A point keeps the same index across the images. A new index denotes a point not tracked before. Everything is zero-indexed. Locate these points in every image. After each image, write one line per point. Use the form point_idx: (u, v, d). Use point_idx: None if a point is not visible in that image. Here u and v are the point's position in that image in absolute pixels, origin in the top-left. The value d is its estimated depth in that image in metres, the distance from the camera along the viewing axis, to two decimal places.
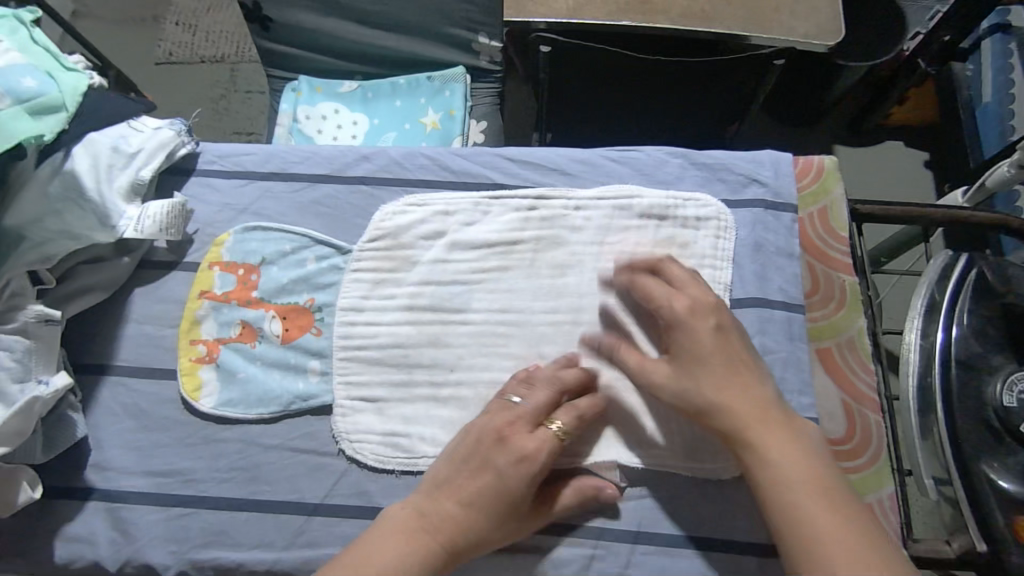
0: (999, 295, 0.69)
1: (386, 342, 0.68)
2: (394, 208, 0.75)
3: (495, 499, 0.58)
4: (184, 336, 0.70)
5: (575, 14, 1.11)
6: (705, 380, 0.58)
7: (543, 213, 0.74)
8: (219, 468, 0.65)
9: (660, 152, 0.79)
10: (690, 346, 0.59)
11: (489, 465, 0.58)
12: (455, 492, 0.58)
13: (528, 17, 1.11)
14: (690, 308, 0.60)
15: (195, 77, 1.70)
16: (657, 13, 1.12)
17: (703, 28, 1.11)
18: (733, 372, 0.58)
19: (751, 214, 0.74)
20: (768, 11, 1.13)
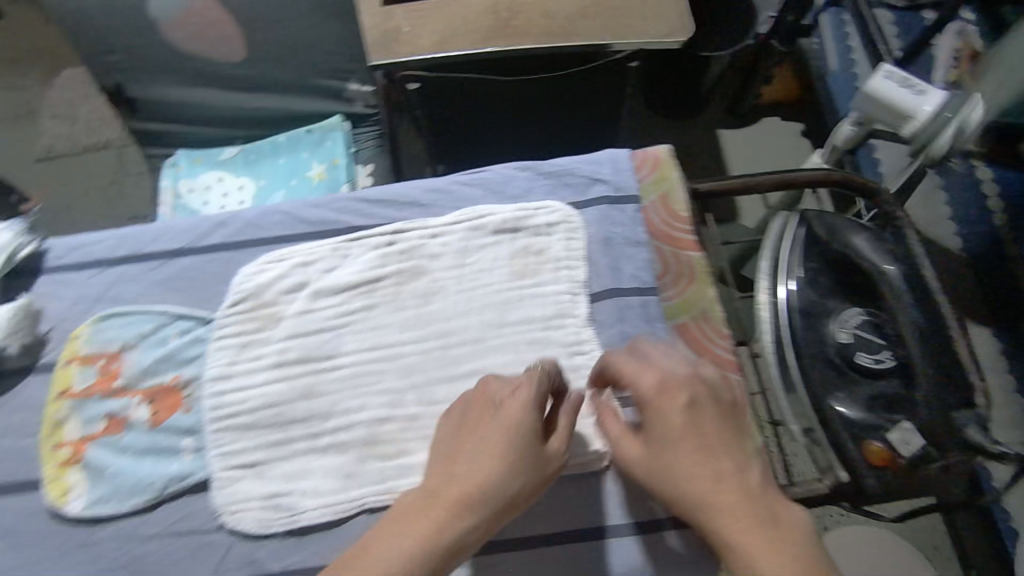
0: (820, 243, 0.75)
1: (256, 404, 0.68)
2: (253, 267, 0.75)
3: (508, 444, 0.55)
4: (46, 442, 0.67)
5: (441, 49, 1.14)
6: (683, 467, 0.54)
7: (402, 246, 0.76)
8: (97, 569, 0.62)
9: (508, 168, 0.82)
10: (667, 433, 0.55)
11: (490, 415, 0.57)
12: (464, 453, 0.56)
13: (397, 59, 1.14)
14: (659, 385, 0.56)
15: (77, 167, 1.63)
16: (517, 35, 1.15)
17: (564, 43, 1.15)
18: (710, 456, 0.54)
19: (597, 212, 0.78)
20: (620, 16, 1.17)
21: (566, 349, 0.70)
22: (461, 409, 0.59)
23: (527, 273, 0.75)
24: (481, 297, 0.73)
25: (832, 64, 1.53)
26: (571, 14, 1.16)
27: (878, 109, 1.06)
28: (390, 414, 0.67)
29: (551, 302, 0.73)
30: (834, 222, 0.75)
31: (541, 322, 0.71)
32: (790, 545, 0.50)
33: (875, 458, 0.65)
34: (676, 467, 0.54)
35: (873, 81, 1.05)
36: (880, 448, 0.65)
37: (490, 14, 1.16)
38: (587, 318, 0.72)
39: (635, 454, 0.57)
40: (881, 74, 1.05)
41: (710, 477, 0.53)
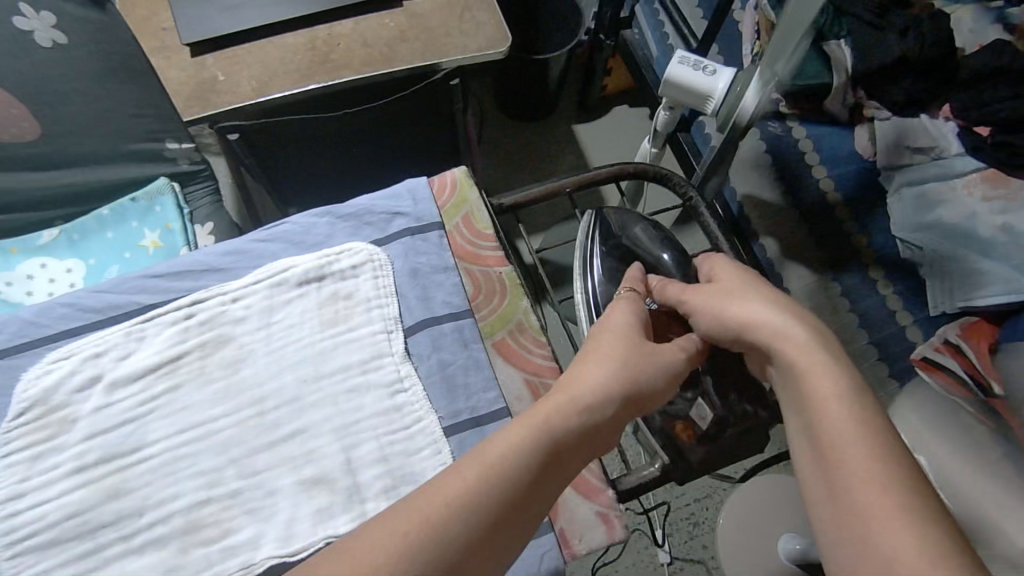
0: (621, 237, 0.80)
1: (56, 518, 0.62)
2: (37, 370, 0.70)
3: (619, 342, 0.61)
4: None
5: (261, 94, 1.10)
6: (759, 305, 0.61)
7: (202, 317, 0.73)
8: None
9: (309, 216, 0.81)
10: (742, 284, 0.65)
11: (608, 322, 0.64)
12: (587, 358, 0.61)
13: (216, 109, 1.08)
14: (733, 262, 0.70)
15: None
16: (338, 68, 1.12)
17: (388, 70, 1.12)
18: (783, 304, 0.62)
19: (402, 245, 0.79)
20: (437, 36, 1.15)
21: (387, 389, 0.70)
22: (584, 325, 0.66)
23: (338, 319, 0.74)
24: (294, 353, 0.72)
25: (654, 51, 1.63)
26: (388, 40, 1.14)
27: (684, 94, 1.10)
28: (210, 495, 0.64)
29: (367, 345, 0.73)
30: (629, 217, 0.82)
31: (357, 366, 0.71)
32: (853, 376, 0.55)
33: (682, 434, 0.73)
34: (754, 307, 0.61)
35: (671, 68, 1.08)
36: (685, 427, 0.73)
37: (307, 51, 1.13)
38: (403, 352, 0.73)
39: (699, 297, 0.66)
40: (677, 60, 1.09)
41: (784, 313, 0.60)
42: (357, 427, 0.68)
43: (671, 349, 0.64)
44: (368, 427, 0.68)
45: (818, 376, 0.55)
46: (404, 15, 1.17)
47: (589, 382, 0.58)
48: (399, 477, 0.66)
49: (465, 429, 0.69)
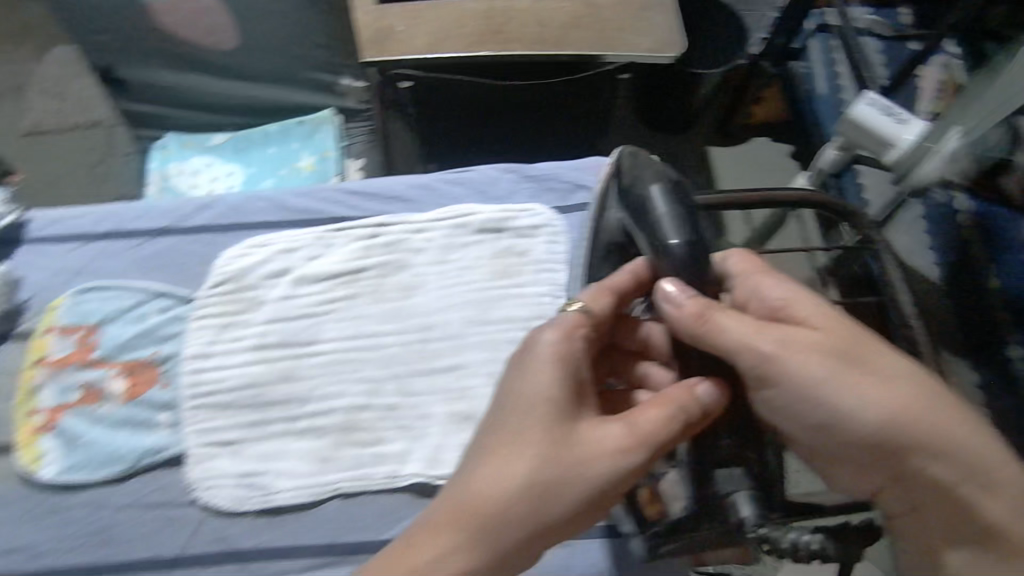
0: (620, 207, 0.57)
1: (235, 384, 0.68)
2: (235, 251, 0.76)
3: (544, 426, 0.46)
4: (19, 410, 0.67)
5: (434, 49, 1.13)
6: (874, 399, 0.46)
7: (386, 240, 0.77)
8: (66, 536, 0.62)
9: (494, 170, 0.83)
10: (828, 351, 0.47)
11: (530, 385, 0.47)
12: (507, 437, 0.47)
13: (387, 57, 1.14)
14: (799, 299, 0.49)
15: None
16: (509, 41, 1.14)
17: (555, 52, 1.14)
18: (925, 393, 0.46)
19: (580, 218, 0.80)
20: (609, 31, 1.17)
21: None
22: (516, 367, 0.49)
23: (509, 273, 0.77)
24: (464, 294, 0.75)
25: (821, 88, 1.45)
26: (560, 24, 1.15)
27: (860, 135, 0.94)
28: (368, 403, 0.68)
29: (531, 304, 0.75)
30: (637, 172, 0.54)
31: (523, 322, 0.74)
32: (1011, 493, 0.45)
33: (650, 507, 0.58)
34: (874, 402, 0.46)
35: (857, 107, 0.92)
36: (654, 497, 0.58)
37: (483, 17, 1.16)
38: None
39: (765, 353, 0.47)
40: (867, 99, 0.92)
41: (906, 412, 0.45)
42: None
43: (597, 438, 0.47)
44: None
45: (979, 489, 0.45)
46: (584, 3, 1.18)
47: (498, 494, 0.45)
48: None
49: None
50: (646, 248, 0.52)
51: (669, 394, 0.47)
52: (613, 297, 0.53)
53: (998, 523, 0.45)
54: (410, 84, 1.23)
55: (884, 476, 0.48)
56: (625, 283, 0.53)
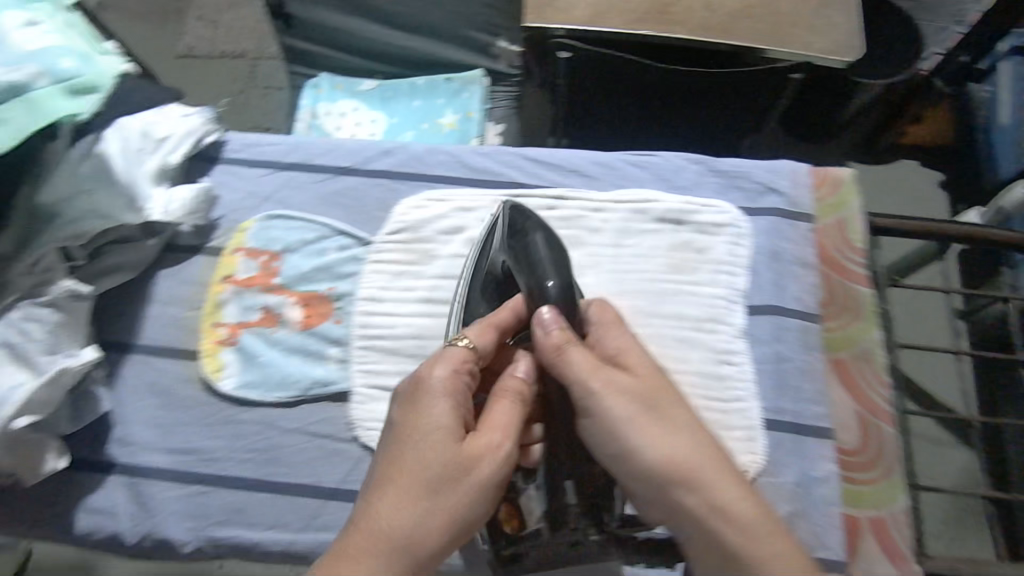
0: (507, 253, 0.59)
1: (403, 333, 0.69)
2: (413, 202, 0.76)
3: (438, 450, 0.51)
4: (205, 320, 0.71)
5: (596, 22, 1.07)
6: (670, 444, 0.51)
7: (562, 214, 0.75)
8: (239, 448, 0.65)
9: (680, 158, 0.79)
10: (643, 399, 0.53)
11: (428, 413, 0.52)
12: (411, 461, 0.50)
13: (546, 24, 1.08)
14: (623, 352, 0.55)
15: (214, 69, 1.57)
16: (673, 24, 1.08)
17: (721, 41, 1.07)
18: (712, 452, 0.52)
19: (768, 223, 0.75)
20: (780, 24, 1.08)
21: (714, 355, 0.69)
22: (411, 396, 0.53)
23: (684, 269, 0.73)
24: (636, 282, 0.72)
25: (1004, 116, 1.25)
26: (732, 12, 1.08)
27: None
28: None
29: (705, 304, 0.71)
30: (533, 222, 0.58)
31: (693, 322, 0.71)
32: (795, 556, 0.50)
33: (511, 522, 0.56)
34: (679, 453, 0.51)
35: None
36: (514, 515, 0.56)
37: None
38: (739, 328, 0.71)
39: (602, 391, 0.52)
40: None
41: (701, 464, 0.51)
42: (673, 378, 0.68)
43: (488, 439, 0.52)
44: (687, 381, 0.68)
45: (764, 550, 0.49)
46: None
47: (407, 514, 0.49)
48: None
49: (781, 430, 0.67)
50: (524, 285, 0.56)
51: (511, 384, 0.54)
52: (498, 333, 0.57)
53: None
54: (568, 56, 1.16)
55: (678, 526, 0.52)
56: (506, 317, 0.57)
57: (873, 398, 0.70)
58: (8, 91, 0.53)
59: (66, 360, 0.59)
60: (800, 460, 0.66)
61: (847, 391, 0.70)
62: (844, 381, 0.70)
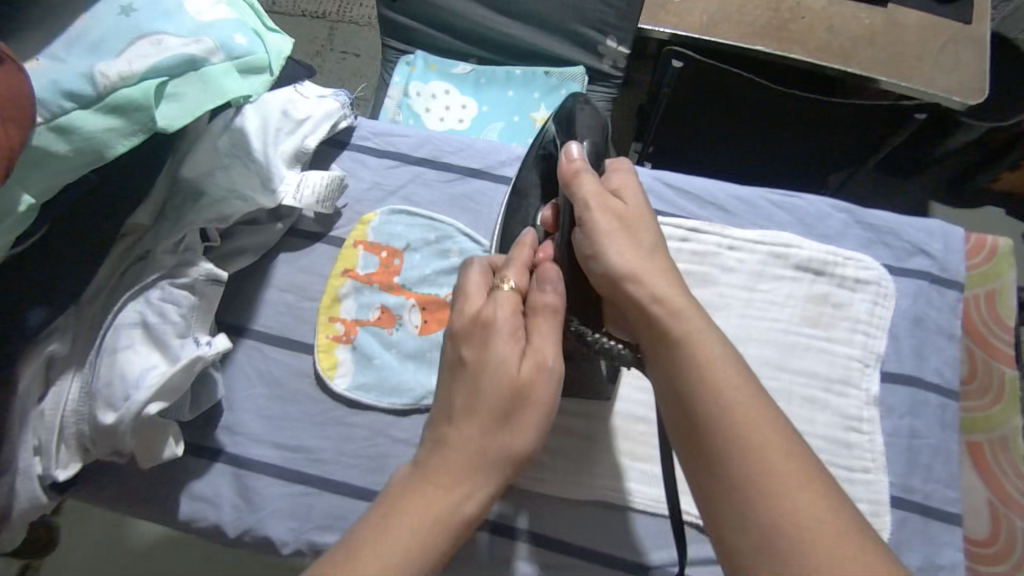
0: (555, 128, 0.66)
1: None
2: None
3: (496, 367, 0.47)
4: (323, 312, 0.70)
5: (706, 32, 0.93)
6: (628, 252, 0.51)
7: (695, 247, 0.72)
8: (347, 451, 0.65)
9: (824, 204, 0.75)
10: (614, 215, 0.53)
11: (485, 342, 0.48)
12: (476, 385, 0.47)
13: (656, 28, 0.94)
14: (615, 187, 0.55)
15: (296, 29, 1.45)
16: (790, 42, 0.92)
17: (835, 66, 0.91)
18: (671, 274, 0.50)
19: (915, 286, 0.71)
20: (907, 56, 0.92)
21: (843, 421, 0.66)
22: (459, 333, 0.49)
23: (819, 322, 0.69)
24: (766, 330, 0.69)
25: None
26: (852, 36, 0.92)
27: None
28: (646, 415, 0.66)
29: (838, 364, 0.67)
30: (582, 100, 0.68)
31: (823, 381, 0.67)
32: (758, 397, 0.44)
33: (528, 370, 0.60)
34: (636, 263, 0.50)
35: None
36: None
37: (769, 8, 0.94)
38: (874, 395, 0.67)
39: (590, 209, 0.53)
40: None
41: (659, 278, 0.49)
42: (800, 439, 0.65)
43: (535, 359, 0.47)
44: (811, 444, 0.65)
45: (716, 372, 0.45)
46: (885, 16, 0.94)
47: (479, 437, 0.46)
48: None
49: (910, 511, 0.64)
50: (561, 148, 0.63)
51: (537, 301, 0.51)
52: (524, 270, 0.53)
53: (727, 412, 0.44)
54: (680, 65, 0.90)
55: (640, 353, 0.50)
56: (529, 256, 0.55)
57: (1010, 489, 0.66)
58: (187, 65, 0.52)
59: (200, 348, 0.58)
60: (926, 544, 0.62)
61: (983, 480, 0.67)
62: (981, 467, 0.67)
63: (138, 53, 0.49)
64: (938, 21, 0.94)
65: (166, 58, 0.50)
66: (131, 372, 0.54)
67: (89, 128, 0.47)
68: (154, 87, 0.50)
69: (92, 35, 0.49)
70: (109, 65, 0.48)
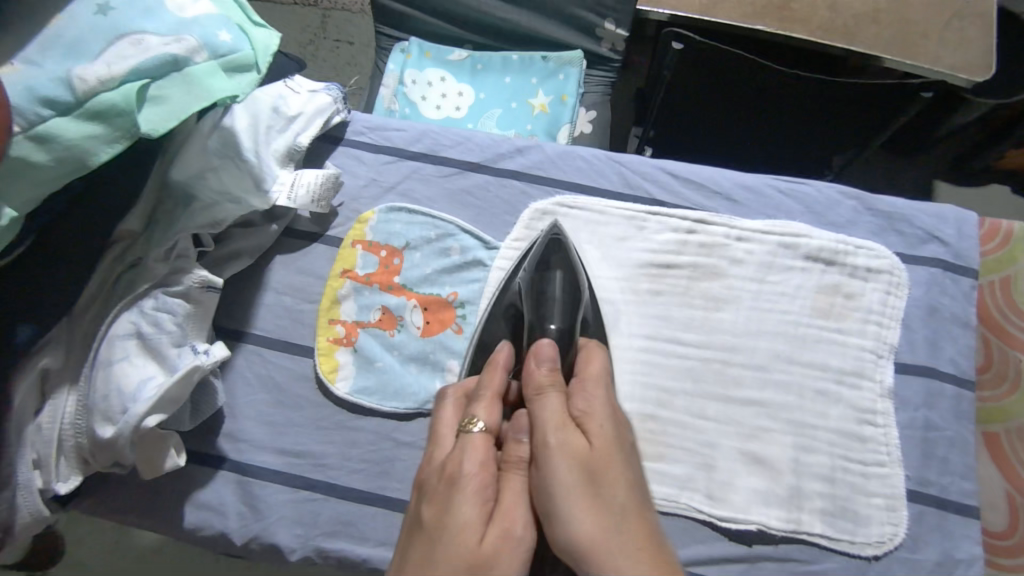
0: (527, 277, 0.62)
1: None
2: (542, 208, 0.72)
3: (455, 549, 0.40)
4: (322, 315, 0.68)
5: (707, 12, 0.89)
6: (594, 514, 0.41)
7: (702, 239, 0.70)
8: (351, 456, 0.63)
9: (835, 190, 0.73)
10: (585, 447, 0.44)
11: (446, 507, 0.42)
12: (432, 565, 0.40)
13: (656, 9, 0.90)
14: (586, 405, 0.46)
15: (285, 18, 1.42)
16: (792, 21, 0.89)
17: (839, 44, 0.88)
18: (643, 550, 0.40)
19: (928, 273, 0.70)
20: (914, 33, 0.89)
21: (856, 414, 0.64)
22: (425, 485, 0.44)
23: (831, 314, 0.68)
24: (777, 322, 0.67)
25: None
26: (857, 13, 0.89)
27: None
28: (654, 413, 0.65)
29: (850, 356, 0.66)
30: (559, 258, 0.63)
31: (836, 373, 0.65)
32: None
33: None
34: (602, 536, 0.40)
35: None
36: None
37: None
38: (888, 387, 0.65)
39: (551, 434, 0.44)
40: None
41: (631, 558, 0.40)
42: (811, 434, 0.64)
43: (502, 530, 0.41)
44: (824, 439, 0.63)
45: None
46: None
47: None
48: (839, 508, 0.62)
49: (926, 505, 0.62)
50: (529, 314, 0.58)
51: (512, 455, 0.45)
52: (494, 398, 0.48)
53: None
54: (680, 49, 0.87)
55: None
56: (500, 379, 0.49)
57: None
58: (170, 66, 0.50)
59: (197, 357, 0.56)
60: (942, 536, 0.61)
61: (1002, 469, 0.66)
62: (998, 456, 0.66)
63: (118, 54, 0.48)
64: None
65: (147, 59, 0.49)
66: (128, 384, 0.53)
67: (68, 135, 0.45)
68: (136, 88, 0.48)
69: (67, 36, 0.47)
70: (88, 68, 0.46)
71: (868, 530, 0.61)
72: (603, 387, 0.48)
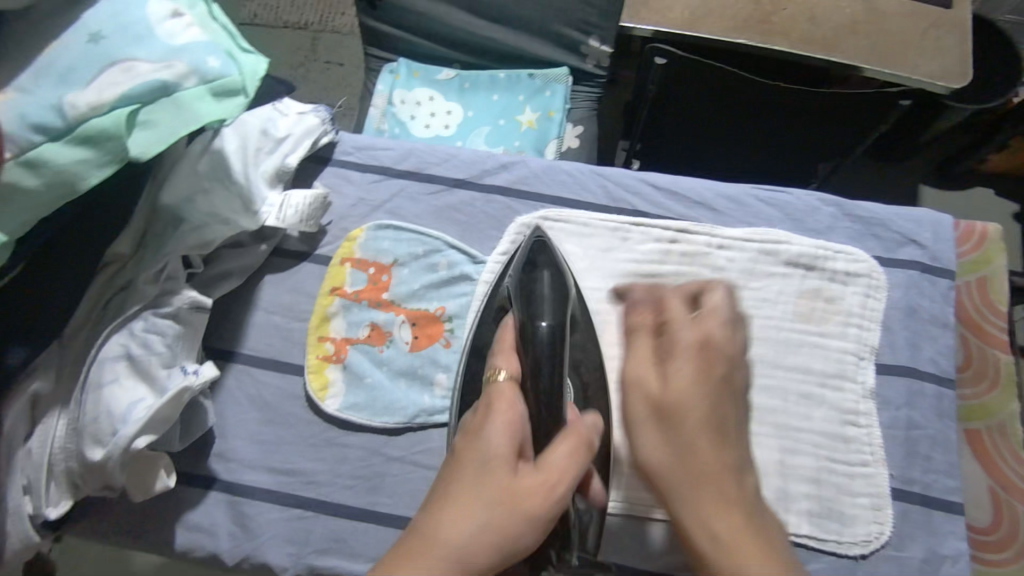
0: (515, 275, 0.62)
1: None
2: (528, 221, 0.74)
3: (496, 468, 0.40)
4: (313, 332, 0.69)
5: (689, 28, 0.91)
6: (675, 445, 0.42)
7: (685, 248, 0.71)
8: (342, 472, 0.64)
9: (813, 197, 0.74)
10: (669, 383, 0.43)
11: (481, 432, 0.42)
12: (466, 480, 0.40)
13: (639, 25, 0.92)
14: (697, 340, 0.44)
15: (276, 42, 1.44)
16: (773, 34, 0.91)
17: (817, 56, 0.91)
18: (723, 490, 0.40)
19: (906, 276, 0.71)
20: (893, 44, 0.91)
21: (840, 415, 0.65)
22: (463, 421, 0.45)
23: (812, 318, 0.69)
24: (760, 328, 0.68)
25: None
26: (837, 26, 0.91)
27: None
28: None
29: (832, 359, 0.67)
30: (545, 258, 0.63)
31: (818, 376, 0.66)
32: None
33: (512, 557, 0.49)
34: (678, 470, 0.41)
35: None
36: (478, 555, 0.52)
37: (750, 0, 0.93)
38: (870, 388, 0.66)
39: (642, 370, 0.45)
40: None
41: (711, 497, 0.40)
42: (797, 437, 0.65)
43: (542, 471, 0.41)
44: (809, 441, 0.64)
45: None
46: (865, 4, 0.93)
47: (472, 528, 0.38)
48: (825, 510, 0.62)
49: (911, 504, 0.63)
50: (519, 312, 0.55)
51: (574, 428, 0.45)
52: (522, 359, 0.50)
53: None
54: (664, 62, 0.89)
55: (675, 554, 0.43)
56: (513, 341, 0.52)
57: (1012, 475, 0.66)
58: (158, 91, 0.51)
59: (187, 378, 0.57)
60: (927, 535, 0.62)
61: (985, 467, 0.67)
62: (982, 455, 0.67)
63: (108, 81, 0.49)
64: (918, 8, 0.93)
65: (137, 85, 0.50)
66: (117, 406, 0.54)
67: (58, 161, 0.46)
68: (125, 115, 0.49)
69: (59, 65, 0.48)
70: (79, 95, 0.47)
71: (855, 531, 0.62)
72: (723, 326, 0.45)
